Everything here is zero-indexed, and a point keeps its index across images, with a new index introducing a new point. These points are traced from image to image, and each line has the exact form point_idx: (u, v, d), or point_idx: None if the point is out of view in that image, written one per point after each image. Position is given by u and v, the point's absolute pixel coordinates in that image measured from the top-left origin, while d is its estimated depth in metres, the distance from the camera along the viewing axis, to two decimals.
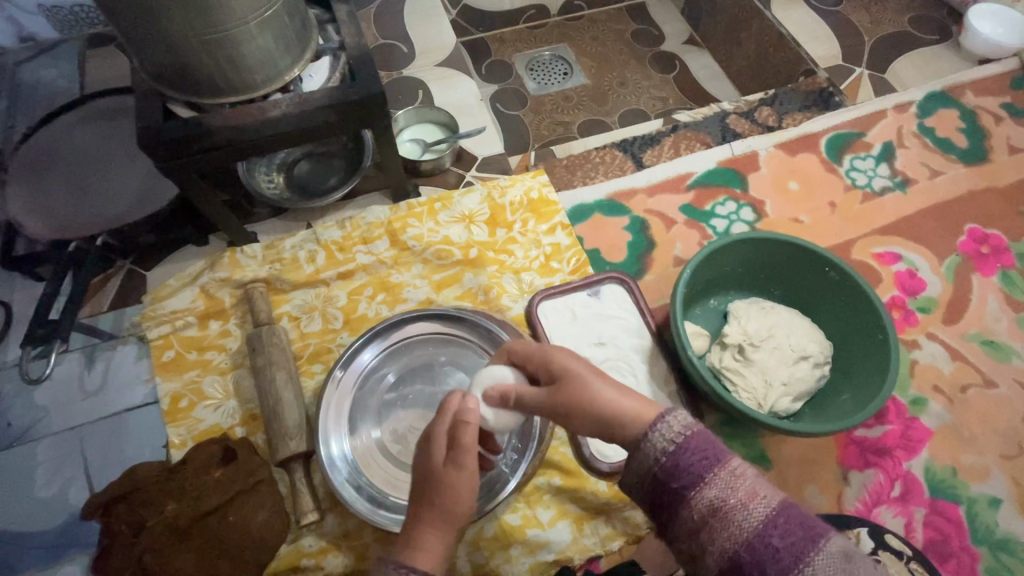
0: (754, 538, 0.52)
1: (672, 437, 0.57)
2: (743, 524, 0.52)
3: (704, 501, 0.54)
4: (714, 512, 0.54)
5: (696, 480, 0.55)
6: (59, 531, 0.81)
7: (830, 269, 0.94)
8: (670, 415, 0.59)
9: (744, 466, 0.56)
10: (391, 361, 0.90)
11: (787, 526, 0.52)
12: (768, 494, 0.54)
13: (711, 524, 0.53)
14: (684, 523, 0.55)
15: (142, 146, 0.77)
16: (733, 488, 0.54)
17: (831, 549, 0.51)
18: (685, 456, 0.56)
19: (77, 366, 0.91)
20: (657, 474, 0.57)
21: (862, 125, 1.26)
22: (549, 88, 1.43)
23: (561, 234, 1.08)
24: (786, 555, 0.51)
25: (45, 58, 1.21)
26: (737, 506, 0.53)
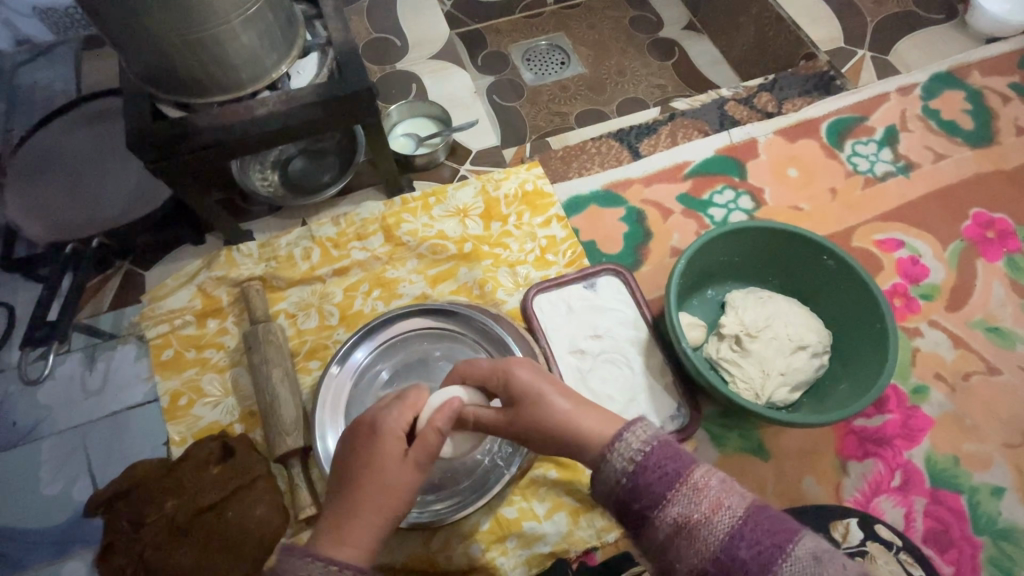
0: (720, 553, 0.53)
1: (632, 456, 0.59)
2: (708, 538, 0.53)
3: (669, 519, 0.55)
4: (680, 529, 0.55)
5: (659, 499, 0.56)
6: (64, 528, 0.82)
7: (828, 257, 0.93)
8: (629, 431, 0.61)
9: (706, 475, 0.57)
10: (386, 357, 0.91)
11: (753, 536, 0.53)
12: (733, 503, 0.55)
13: (680, 541, 0.55)
14: (655, 540, 0.57)
15: (132, 148, 0.77)
16: (696, 502, 0.55)
17: (798, 554, 0.52)
18: (645, 476, 0.57)
19: (79, 366, 0.93)
20: (621, 497, 0.58)
21: (864, 109, 1.24)
22: (547, 79, 1.42)
23: (556, 226, 1.08)
24: (753, 564, 0.52)
25: (42, 61, 1.21)
26: (702, 520, 0.54)
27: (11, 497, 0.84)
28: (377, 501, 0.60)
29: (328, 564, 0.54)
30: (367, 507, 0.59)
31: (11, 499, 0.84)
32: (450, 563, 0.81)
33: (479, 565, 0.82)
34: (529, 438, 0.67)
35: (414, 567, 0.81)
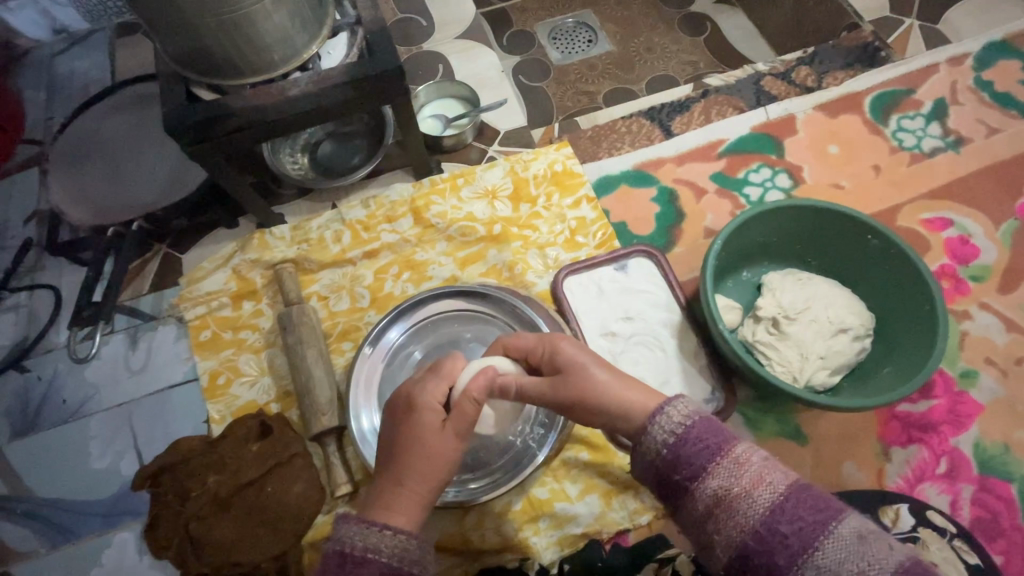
0: (760, 526, 0.52)
1: (673, 428, 0.59)
2: (748, 512, 0.53)
3: (708, 491, 0.55)
4: (720, 501, 0.54)
5: (698, 471, 0.56)
6: (115, 500, 0.86)
7: (872, 237, 0.89)
8: (671, 404, 0.60)
9: (748, 451, 0.56)
10: (418, 339, 0.91)
11: (795, 512, 0.52)
12: (774, 479, 0.54)
13: (718, 514, 0.54)
14: (694, 514, 0.56)
15: (169, 131, 0.78)
16: (736, 476, 0.54)
17: (842, 533, 0.50)
18: (685, 448, 0.57)
19: (123, 346, 0.96)
20: (661, 467, 0.58)
21: (912, 81, 1.18)
22: (574, 58, 1.34)
23: (586, 207, 1.06)
24: (794, 541, 0.51)
25: (78, 49, 1.24)
26: (741, 494, 0.54)
27: (63, 470, 0.88)
28: (414, 477, 0.60)
29: (382, 529, 0.56)
30: (408, 481, 0.60)
31: (64, 473, 0.88)
32: (484, 542, 0.82)
33: (512, 544, 0.82)
34: (572, 407, 0.66)
35: (448, 545, 0.82)
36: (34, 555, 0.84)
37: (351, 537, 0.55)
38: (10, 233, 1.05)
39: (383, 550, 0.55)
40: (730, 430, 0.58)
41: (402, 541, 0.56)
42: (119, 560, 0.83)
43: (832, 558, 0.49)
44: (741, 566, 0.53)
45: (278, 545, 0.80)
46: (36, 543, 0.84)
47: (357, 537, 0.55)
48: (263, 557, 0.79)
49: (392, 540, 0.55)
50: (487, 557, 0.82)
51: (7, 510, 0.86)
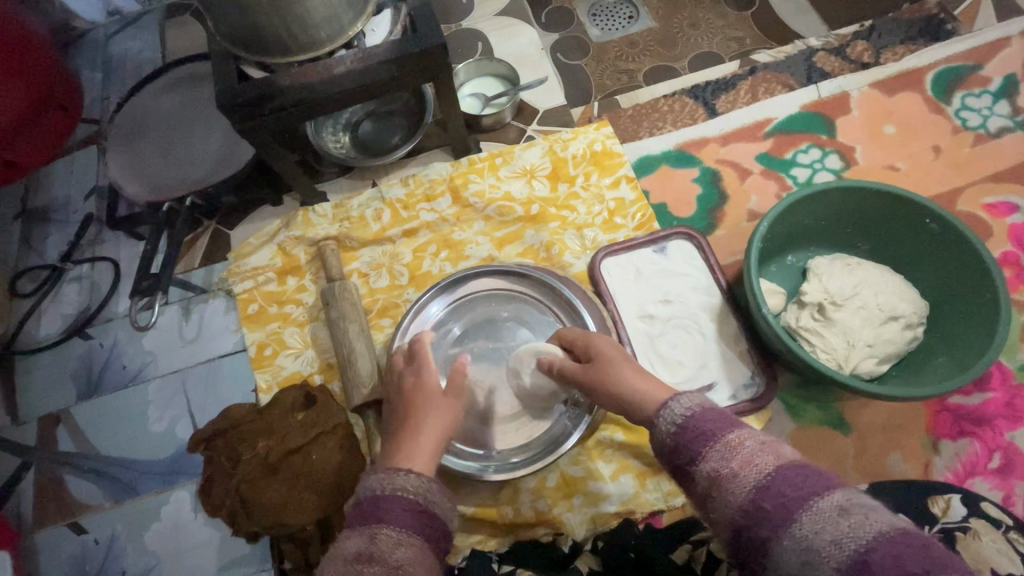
0: (746, 505, 0.49)
1: (675, 418, 0.58)
2: (736, 491, 0.50)
3: (704, 473, 0.53)
4: (713, 483, 0.52)
5: (695, 456, 0.54)
6: (172, 460, 0.91)
7: (931, 221, 0.85)
8: (675, 397, 0.60)
9: (741, 434, 0.53)
10: (456, 316, 0.92)
11: (778, 488, 0.48)
12: (763, 459, 0.51)
13: (713, 493, 0.52)
14: (697, 496, 0.55)
15: (221, 108, 0.80)
16: (727, 458, 0.52)
17: (823, 508, 0.46)
18: (684, 435, 0.56)
19: (177, 317, 1.01)
20: (670, 453, 0.57)
21: (980, 56, 1.11)
22: (613, 35, 1.25)
23: (625, 188, 1.04)
24: (775, 516, 0.47)
25: (132, 31, 1.28)
26: (731, 474, 0.51)
27: (124, 431, 0.94)
28: None
29: (407, 471, 0.60)
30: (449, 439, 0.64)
31: (124, 433, 0.94)
32: (518, 515, 0.84)
33: (546, 520, 0.84)
34: (611, 389, 0.66)
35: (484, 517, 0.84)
36: (100, 508, 0.89)
37: (379, 483, 0.59)
38: (72, 207, 1.12)
39: (409, 489, 0.58)
40: (732, 417, 0.56)
41: (425, 482, 0.60)
42: (176, 516, 0.88)
43: (810, 532, 0.45)
44: (733, 540, 0.51)
45: (321, 509, 0.83)
46: (101, 497, 0.90)
47: (385, 481, 0.59)
48: (307, 520, 0.82)
49: (416, 480, 0.59)
50: (521, 530, 0.84)
51: (75, 466, 0.92)
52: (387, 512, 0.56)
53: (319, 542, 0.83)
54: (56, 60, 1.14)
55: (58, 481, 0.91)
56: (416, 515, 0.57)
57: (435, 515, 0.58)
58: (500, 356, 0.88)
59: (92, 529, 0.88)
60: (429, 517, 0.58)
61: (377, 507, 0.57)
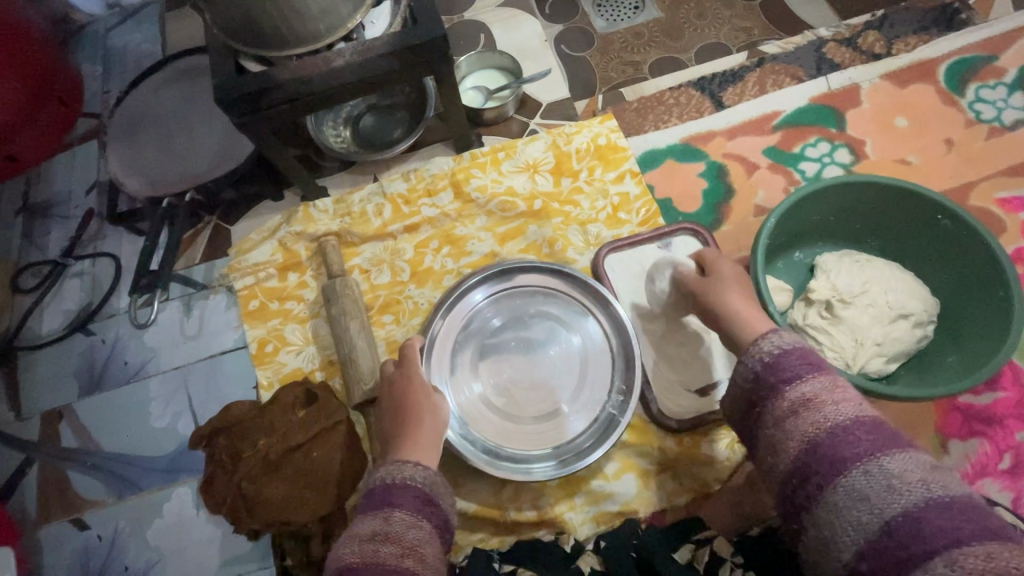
0: (837, 428, 0.54)
1: (778, 346, 0.62)
2: (828, 415, 0.55)
3: (797, 393, 0.58)
4: (804, 403, 0.57)
5: (793, 378, 0.59)
6: (173, 457, 0.91)
7: (943, 217, 0.83)
8: (783, 331, 0.64)
9: (846, 380, 0.58)
10: (486, 313, 0.90)
11: (870, 427, 0.53)
12: (859, 404, 0.56)
13: (798, 413, 0.56)
14: (775, 413, 0.58)
15: (219, 102, 0.79)
16: (830, 389, 0.57)
17: (911, 456, 0.51)
18: (787, 360, 0.60)
19: (178, 313, 1.00)
20: (755, 374, 0.61)
21: (995, 47, 1.08)
22: (618, 25, 1.23)
23: (630, 182, 1.03)
24: (864, 444, 0.52)
25: (131, 24, 1.27)
26: (827, 401, 0.56)
27: (126, 427, 0.94)
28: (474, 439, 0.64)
29: (415, 463, 0.64)
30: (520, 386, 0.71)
31: (126, 429, 0.94)
32: (520, 515, 0.83)
33: (547, 518, 0.83)
34: None
35: (485, 515, 0.83)
36: (102, 504, 0.90)
37: (389, 472, 0.63)
38: (73, 203, 1.11)
39: (418, 479, 0.63)
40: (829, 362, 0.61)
41: (431, 473, 0.65)
42: (178, 512, 0.88)
43: (894, 464, 0.50)
44: (806, 458, 0.54)
45: (324, 507, 0.83)
46: (103, 493, 0.90)
47: (396, 471, 0.63)
48: (309, 517, 0.82)
49: (423, 471, 0.64)
50: (522, 530, 0.83)
51: (78, 462, 0.92)
52: (400, 496, 0.60)
53: (321, 539, 0.83)
54: (55, 54, 1.13)
55: (61, 477, 0.92)
56: (424, 504, 0.61)
57: (439, 502, 0.63)
58: (530, 351, 0.89)
59: (95, 525, 0.89)
60: (434, 504, 0.62)
61: (389, 493, 0.61)
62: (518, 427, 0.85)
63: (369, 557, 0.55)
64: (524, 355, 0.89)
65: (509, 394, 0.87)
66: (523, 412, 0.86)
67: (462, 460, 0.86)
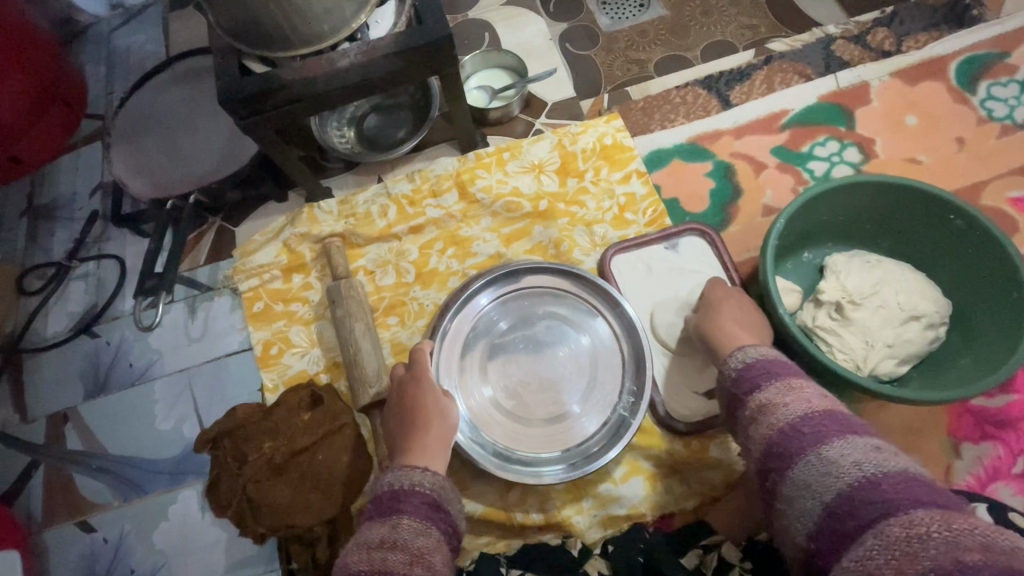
0: (786, 427, 0.56)
1: (745, 359, 0.65)
2: (781, 415, 0.57)
3: (756, 400, 0.60)
4: (760, 408, 0.59)
5: (754, 385, 0.62)
6: (179, 460, 0.91)
7: (955, 217, 0.82)
8: (750, 345, 0.67)
9: (803, 382, 0.60)
10: (495, 316, 0.90)
11: (819, 421, 0.55)
12: (814, 402, 0.58)
13: (758, 418, 0.59)
14: (740, 420, 0.62)
15: (223, 103, 0.78)
16: (785, 393, 0.59)
17: (858, 443, 0.52)
18: (750, 371, 0.63)
19: (182, 315, 1.00)
20: (727, 388, 0.65)
21: (1006, 44, 1.06)
22: (623, 23, 1.21)
23: (636, 182, 1.02)
24: (810, 438, 0.54)
25: (134, 25, 1.27)
26: (781, 403, 0.58)
27: (131, 429, 0.94)
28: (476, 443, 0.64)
29: (423, 469, 0.65)
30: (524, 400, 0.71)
31: (132, 431, 0.93)
32: (527, 518, 0.82)
33: (554, 522, 0.82)
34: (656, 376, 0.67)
35: (491, 518, 0.83)
36: (108, 507, 0.89)
37: (397, 478, 0.63)
38: (78, 205, 1.11)
39: (424, 485, 0.63)
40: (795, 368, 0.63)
41: (438, 480, 0.64)
42: (184, 515, 0.88)
43: (838, 453, 0.52)
44: (764, 457, 0.57)
45: (330, 510, 0.83)
46: (109, 496, 0.90)
47: (403, 477, 0.63)
48: (315, 521, 0.82)
49: (426, 476, 0.64)
50: (529, 533, 0.83)
51: (83, 464, 0.92)
52: (408, 503, 0.60)
53: (326, 544, 0.83)
54: (59, 55, 1.13)
55: (67, 480, 0.91)
56: (432, 510, 0.61)
57: (447, 509, 0.62)
58: (539, 352, 0.88)
59: (101, 528, 0.88)
60: (441, 511, 0.61)
61: (396, 501, 0.61)
62: (528, 429, 0.85)
63: (377, 565, 0.54)
64: (533, 357, 0.88)
65: (519, 396, 0.86)
66: (533, 414, 0.85)
67: (468, 463, 0.85)
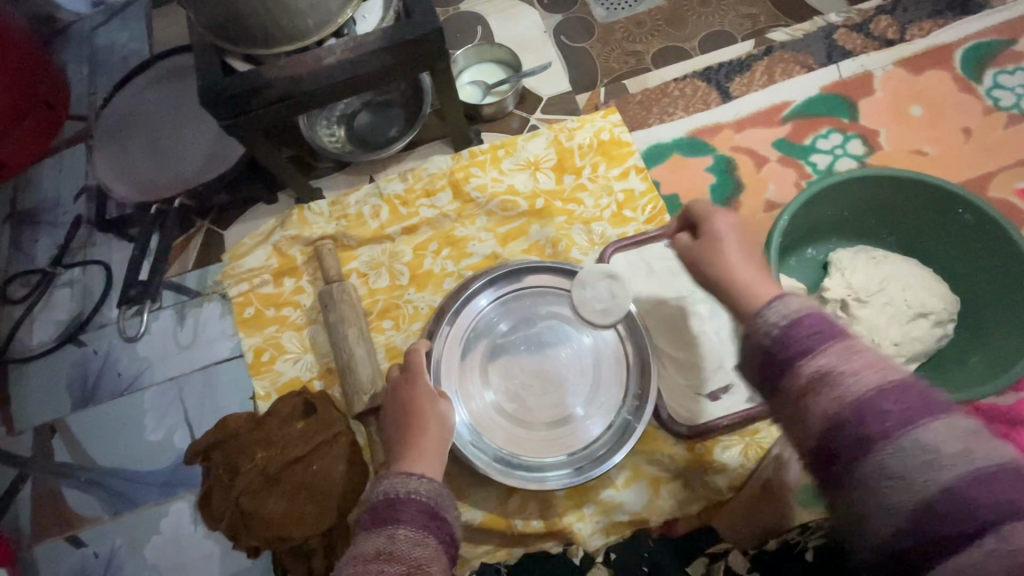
0: (863, 402, 0.43)
1: (784, 314, 0.50)
2: (852, 387, 0.44)
3: (812, 367, 0.46)
4: (823, 377, 0.45)
5: (806, 350, 0.47)
6: (169, 471, 0.89)
7: (964, 211, 0.79)
8: (787, 294, 0.51)
9: (864, 342, 0.47)
10: (496, 318, 0.87)
11: (901, 395, 0.43)
12: (881, 367, 0.45)
13: (816, 390, 0.46)
14: (787, 393, 0.47)
15: (206, 104, 0.75)
16: (847, 357, 0.45)
17: (952, 424, 0.42)
18: (796, 330, 0.48)
19: (171, 322, 0.97)
20: (764, 349, 0.50)
21: (1012, 31, 1.04)
22: (619, 14, 1.18)
23: (635, 178, 0.99)
24: (894, 418, 0.42)
25: (117, 22, 1.23)
26: (849, 372, 0.45)
27: (120, 440, 0.91)
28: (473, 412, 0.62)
29: (419, 476, 0.62)
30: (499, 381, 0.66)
31: (121, 442, 0.91)
32: (527, 527, 0.80)
33: (556, 530, 0.80)
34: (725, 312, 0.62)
35: (491, 526, 0.81)
36: (98, 521, 0.87)
37: (392, 486, 0.60)
38: (62, 209, 1.08)
39: (421, 492, 0.60)
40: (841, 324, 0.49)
41: (436, 486, 0.62)
42: (176, 529, 0.86)
43: (936, 438, 0.41)
44: (826, 439, 0.44)
45: (326, 522, 0.81)
46: (99, 510, 0.88)
47: (399, 484, 0.60)
48: (309, 534, 0.80)
49: (426, 483, 0.61)
50: (530, 541, 0.81)
51: (72, 477, 0.90)
52: (404, 512, 0.58)
53: (322, 556, 0.81)
54: (40, 55, 1.09)
55: (56, 493, 0.89)
56: (428, 518, 0.58)
57: (444, 515, 0.60)
58: (541, 355, 0.86)
59: (91, 542, 0.86)
60: (439, 518, 0.59)
61: (391, 509, 0.58)
62: (531, 433, 0.83)
63: None
64: (535, 360, 0.86)
65: (521, 399, 0.84)
66: (536, 418, 0.83)
67: (467, 470, 0.83)
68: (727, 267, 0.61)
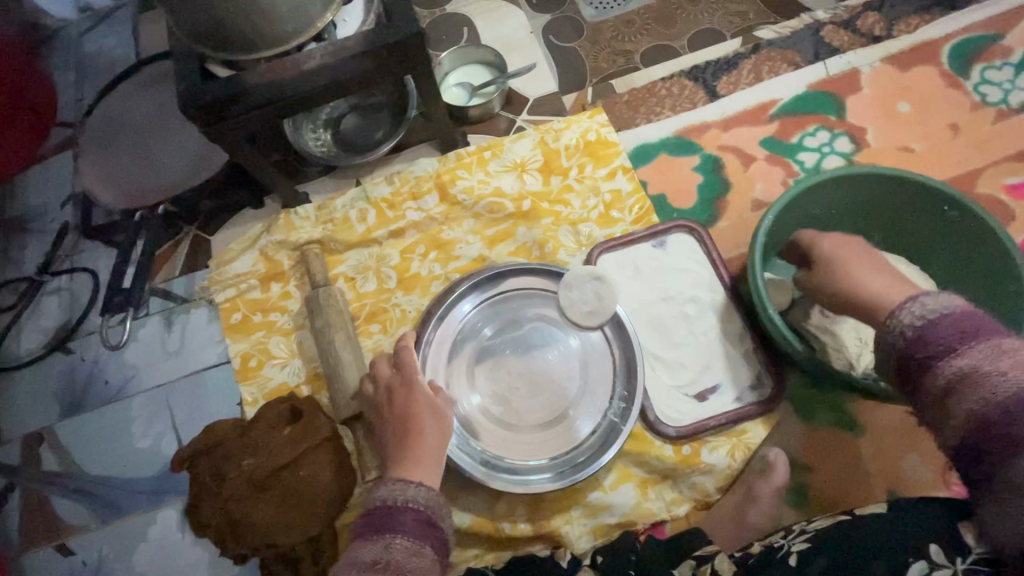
0: (1009, 403, 0.46)
1: (919, 314, 0.55)
2: (997, 388, 0.47)
3: (952, 368, 0.50)
4: (963, 378, 0.50)
5: (946, 351, 0.51)
6: (157, 478, 0.89)
7: (949, 209, 0.79)
8: (922, 295, 0.56)
9: (1017, 344, 0.49)
10: (482, 320, 0.87)
11: None
12: None
13: (959, 392, 0.49)
14: (930, 393, 0.52)
15: (186, 112, 0.75)
16: (994, 358, 0.49)
17: None
18: (933, 329, 0.53)
19: (158, 329, 0.97)
20: (901, 351, 0.55)
21: (1000, 25, 1.03)
22: (607, 13, 1.18)
23: (622, 179, 0.99)
24: None
25: (103, 28, 1.23)
26: (993, 372, 0.48)
27: (108, 448, 0.91)
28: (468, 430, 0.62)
29: (414, 481, 0.62)
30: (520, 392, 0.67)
31: (108, 450, 0.91)
32: (515, 530, 0.80)
33: (544, 533, 0.80)
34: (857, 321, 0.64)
35: (478, 530, 0.81)
36: (87, 529, 0.87)
37: (391, 493, 0.60)
38: (49, 216, 1.08)
39: (420, 501, 0.60)
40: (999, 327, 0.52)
41: (433, 494, 0.61)
42: (166, 536, 0.86)
43: None
44: (972, 430, 0.48)
45: (313, 527, 0.81)
46: (88, 518, 0.88)
47: (397, 491, 0.60)
48: (296, 539, 0.80)
49: (426, 492, 0.61)
50: (518, 544, 0.81)
51: (61, 485, 0.90)
52: (402, 521, 0.58)
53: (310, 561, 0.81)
54: (25, 62, 1.09)
55: (44, 502, 0.89)
56: (425, 528, 0.58)
57: (440, 525, 0.60)
58: (528, 357, 0.86)
59: (80, 550, 0.86)
60: (436, 528, 0.59)
61: (389, 517, 0.58)
62: (517, 436, 0.82)
63: None
64: (521, 362, 0.86)
65: (507, 402, 0.84)
66: (522, 421, 0.83)
67: (454, 474, 0.83)
68: (846, 274, 0.66)
